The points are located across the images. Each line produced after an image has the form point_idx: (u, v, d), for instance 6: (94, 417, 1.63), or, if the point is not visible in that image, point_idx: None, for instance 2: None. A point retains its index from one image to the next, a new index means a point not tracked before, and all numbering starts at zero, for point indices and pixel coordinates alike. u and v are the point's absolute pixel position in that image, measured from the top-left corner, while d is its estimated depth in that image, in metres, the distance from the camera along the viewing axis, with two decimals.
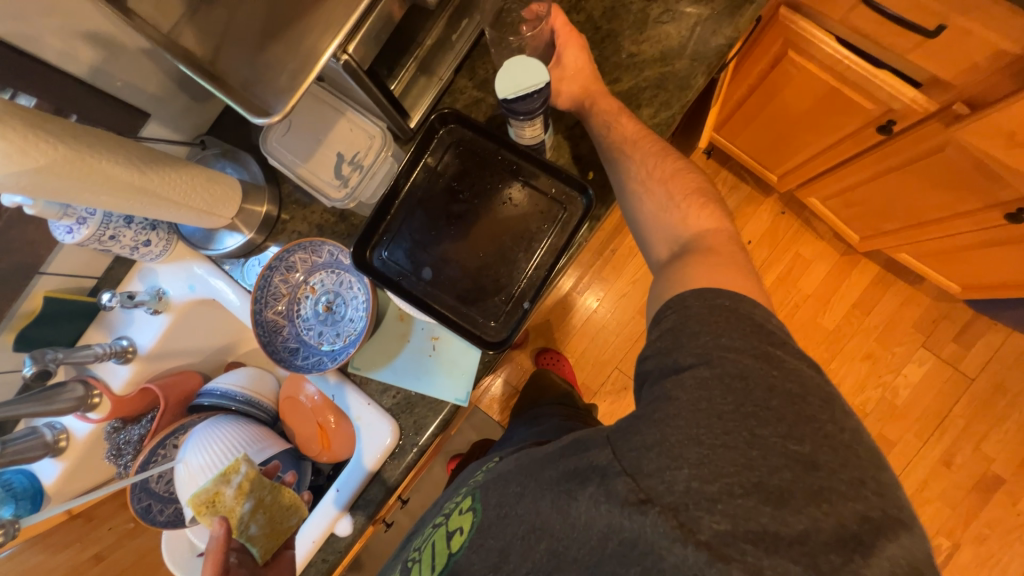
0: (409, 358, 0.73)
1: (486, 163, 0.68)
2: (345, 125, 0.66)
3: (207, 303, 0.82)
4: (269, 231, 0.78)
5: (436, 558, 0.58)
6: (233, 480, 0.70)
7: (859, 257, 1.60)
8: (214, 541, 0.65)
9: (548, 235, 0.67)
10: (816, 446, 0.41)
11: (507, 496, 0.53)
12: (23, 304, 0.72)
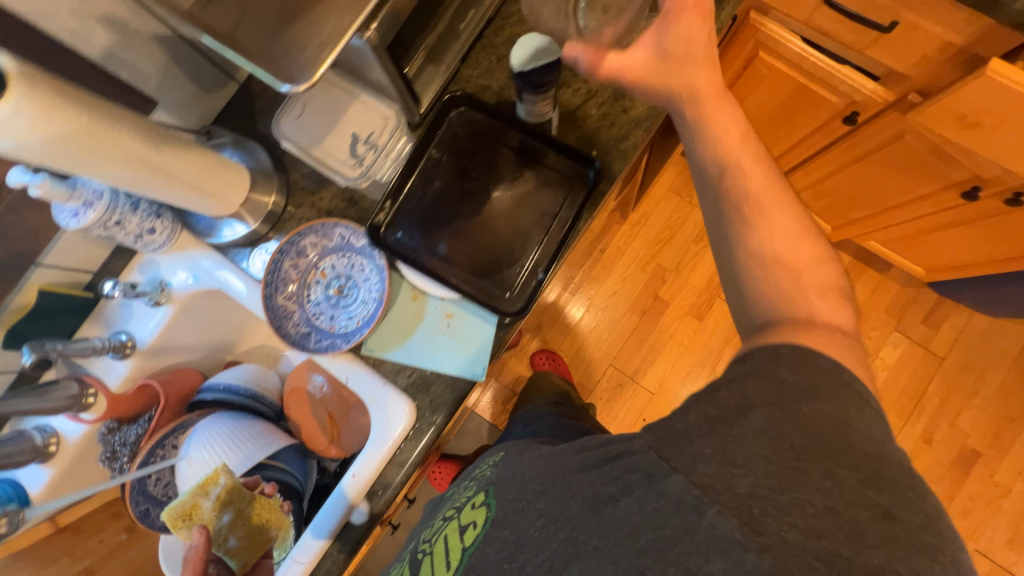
0: (424, 336, 0.73)
1: (497, 143, 0.71)
2: (358, 107, 0.70)
3: (211, 294, 0.80)
4: (274, 222, 0.78)
5: (449, 551, 0.57)
6: (210, 493, 0.68)
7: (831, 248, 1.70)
8: (193, 551, 0.66)
9: (560, 208, 0.70)
10: (896, 501, 0.41)
11: (527, 492, 0.52)
12: (16, 298, 0.69)
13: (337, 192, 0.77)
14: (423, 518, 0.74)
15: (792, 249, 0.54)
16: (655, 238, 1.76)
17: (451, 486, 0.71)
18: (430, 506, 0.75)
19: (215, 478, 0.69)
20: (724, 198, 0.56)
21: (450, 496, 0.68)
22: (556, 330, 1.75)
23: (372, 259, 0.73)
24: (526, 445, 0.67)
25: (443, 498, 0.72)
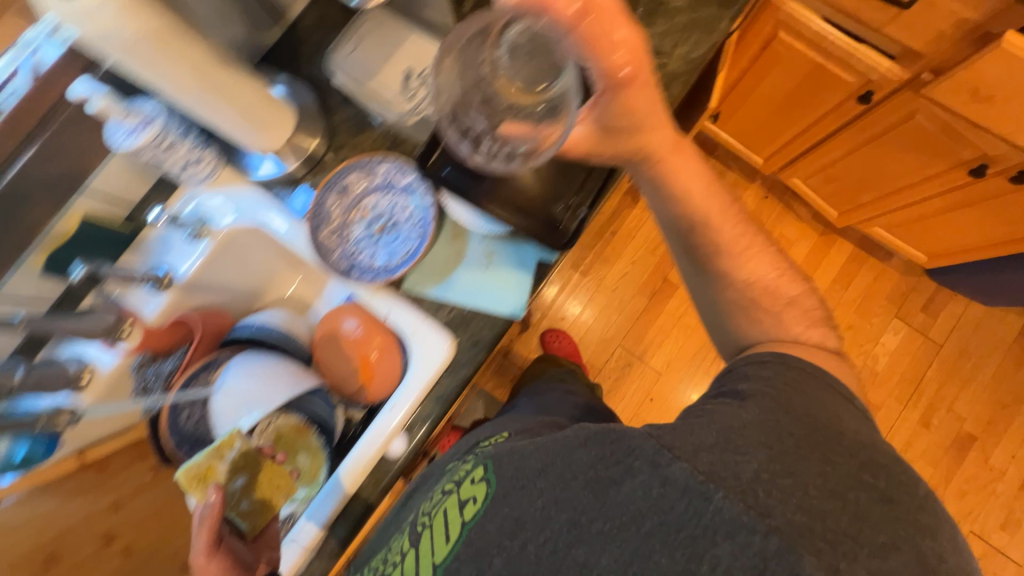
0: (465, 273, 0.74)
1: None
2: (412, 44, 0.73)
3: (249, 232, 0.80)
4: (312, 167, 0.79)
5: (449, 524, 0.60)
6: (227, 454, 0.69)
7: (835, 236, 1.74)
8: (208, 510, 0.66)
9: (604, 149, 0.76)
10: (889, 483, 0.50)
11: (528, 471, 0.55)
12: (58, 223, 0.69)
13: (380, 135, 0.79)
14: (419, 486, 0.78)
15: (758, 275, 0.66)
16: None
17: (447, 459, 0.76)
18: (423, 476, 0.79)
19: (232, 440, 0.70)
20: (692, 247, 0.66)
21: (447, 467, 0.73)
22: (566, 309, 1.77)
23: (421, 196, 0.74)
24: (520, 425, 0.72)
25: (441, 465, 0.76)
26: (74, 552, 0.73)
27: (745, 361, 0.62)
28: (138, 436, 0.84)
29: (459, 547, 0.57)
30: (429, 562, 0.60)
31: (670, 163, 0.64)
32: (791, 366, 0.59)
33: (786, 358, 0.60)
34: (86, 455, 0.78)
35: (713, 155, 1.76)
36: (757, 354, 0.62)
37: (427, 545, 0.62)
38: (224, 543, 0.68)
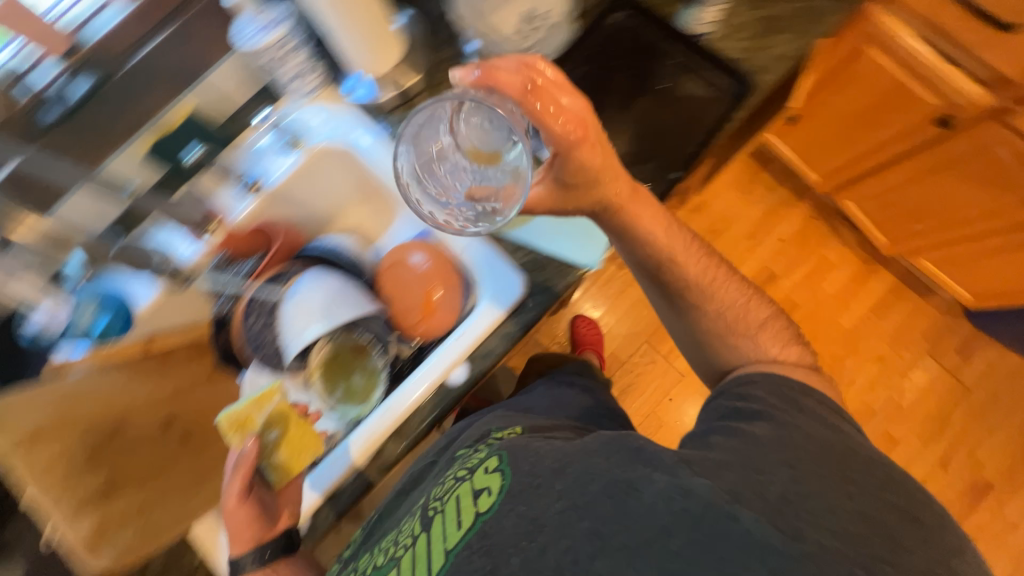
0: (548, 221, 0.77)
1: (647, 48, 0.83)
2: None
3: (340, 152, 0.81)
4: (401, 102, 0.81)
5: (461, 512, 0.60)
6: (267, 407, 0.71)
7: (877, 266, 1.73)
8: (244, 459, 0.69)
9: (707, 110, 0.82)
10: (912, 502, 0.51)
11: (541, 467, 0.57)
12: (168, 113, 0.72)
13: None
14: (428, 462, 0.81)
15: (727, 303, 0.68)
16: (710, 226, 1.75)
17: (456, 441, 0.78)
18: (433, 452, 0.82)
19: (271, 394, 0.72)
20: (667, 287, 0.67)
21: (455, 453, 0.74)
22: (598, 296, 1.78)
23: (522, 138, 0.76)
24: (532, 421, 0.74)
25: (453, 443, 0.79)
26: (126, 440, 0.68)
27: (733, 381, 0.64)
28: None
29: (471, 537, 0.56)
30: (440, 548, 0.59)
31: (631, 211, 0.64)
32: (774, 390, 0.60)
33: (752, 378, 0.63)
34: (154, 343, 0.77)
35: (767, 169, 1.77)
36: (743, 376, 0.64)
37: (437, 533, 0.61)
38: (254, 491, 0.70)
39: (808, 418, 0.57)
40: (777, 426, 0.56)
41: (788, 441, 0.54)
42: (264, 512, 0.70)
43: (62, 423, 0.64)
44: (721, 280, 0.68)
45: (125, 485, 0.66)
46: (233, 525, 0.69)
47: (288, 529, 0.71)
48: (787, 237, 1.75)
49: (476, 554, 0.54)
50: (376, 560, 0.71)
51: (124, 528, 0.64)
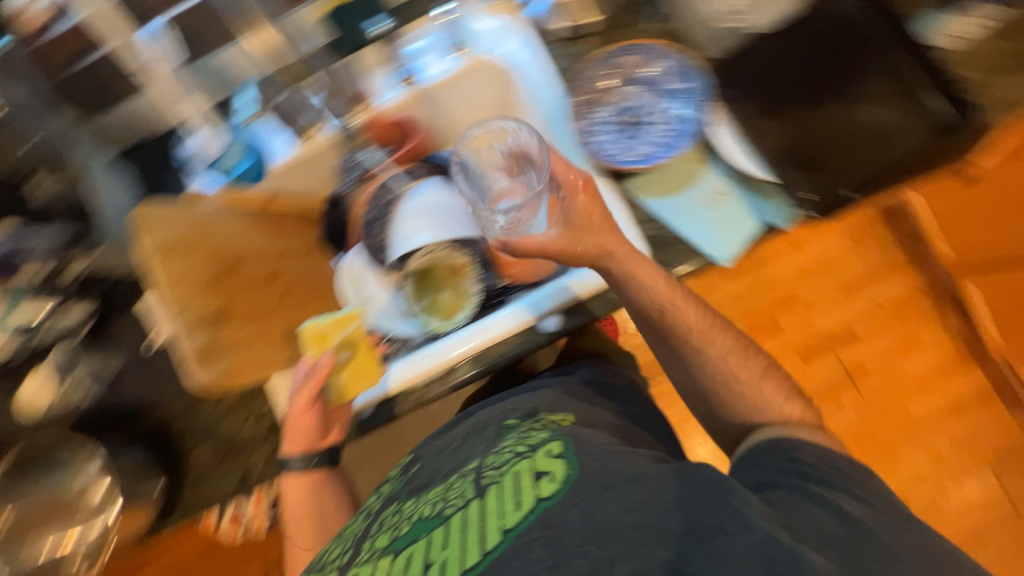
0: (689, 201, 0.71)
1: (853, 45, 0.68)
2: None
3: (500, 70, 0.77)
4: (572, 35, 0.79)
5: (518, 493, 0.59)
6: (351, 326, 0.77)
7: (972, 364, 1.56)
8: (318, 369, 0.75)
9: (907, 139, 0.66)
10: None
11: (614, 472, 0.58)
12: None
13: (657, 33, 0.77)
14: (466, 433, 0.78)
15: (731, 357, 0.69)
16: (806, 265, 1.57)
17: (496, 415, 0.79)
18: (469, 424, 0.81)
19: (351, 318, 0.78)
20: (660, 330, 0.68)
21: (499, 424, 0.75)
22: None
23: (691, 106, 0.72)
24: (581, 410, 0.76)
25: (495, 413, 0.80)
26: (239, 277, 0.74)
27: (768, 441, 0.63)
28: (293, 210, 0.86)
29: (530, 521, 0.55)
30: (495, 525, 0.56)
31: (630, 261, 0.65)
32: (824, 459, 0.59)
33: (788, 443, 0.61)
34: (273, 202, 0.78)
35: (891, 225, 1.55)
36: (780, 440, 0.62)
37: (491, 508, 0.58)
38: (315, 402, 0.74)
39: (878, 497, 0.56)
40: (858, 503, 0.55)
41: (855, 518, 0.53)
42: (321, 425, 0.77)
43: (192, 245, 0.70)
44: (710, 336, 0.68)
45: (232, 317, 0.71)
46: (291, 427, 0.75)
47: (334, 444, 0.80)
48: (883, 303, 1.57)
49: (536, 544, 0.53)
50: (400, 527, 0.64)
51: (222, 352, 0.69)
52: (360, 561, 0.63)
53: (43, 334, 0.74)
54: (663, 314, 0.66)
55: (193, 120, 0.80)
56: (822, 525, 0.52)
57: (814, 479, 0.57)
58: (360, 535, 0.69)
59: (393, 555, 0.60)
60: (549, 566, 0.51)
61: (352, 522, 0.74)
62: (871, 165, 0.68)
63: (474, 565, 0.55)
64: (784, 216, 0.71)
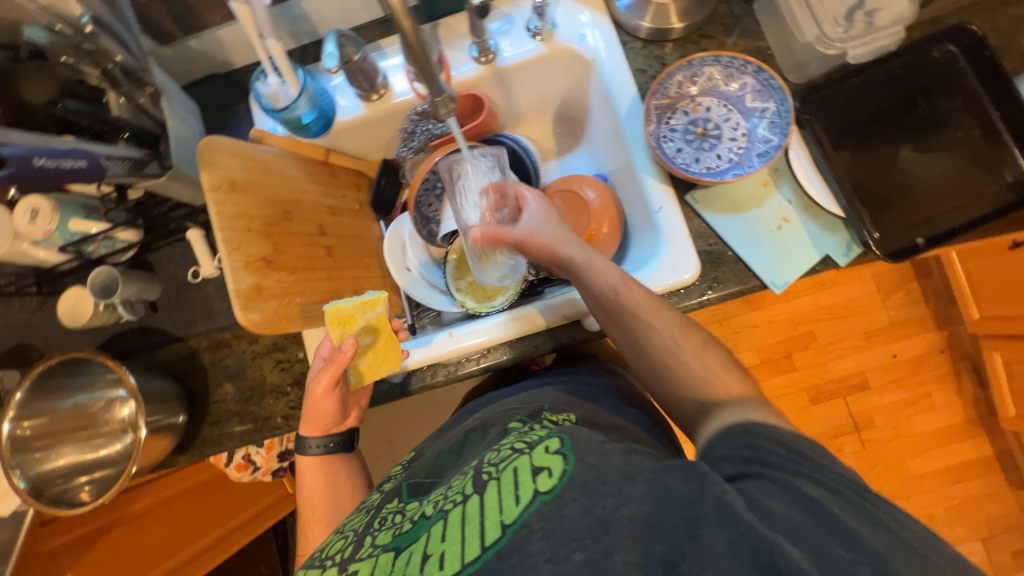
0: (751, 222, 0.70)
1: (947, 85, 0.66)
2: None
3: (577, 62, 0.78)
4: (654, 38, 0.75)
5: (518, 487, 0.46)
6: (370, 314, 0.72)
7: (979, 432, 1.53)
8: (338, 357, 0.68)
9: (988, 188, 0.64)
10: None
11: (609, 466, 0.45)
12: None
13: (744, 51, 0.74)
14: (467, 431, 0.68)
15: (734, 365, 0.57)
16: (829, 308, 1.55)
17: (496, 415, 0.68)
18: (472, 421, 0.71)
19: (377, 302, 0.73)
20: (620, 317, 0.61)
21: (504, 426, 0.62)
22: None
23: (771, 130, 0.69)
24: (587, 411, 0.65)
25: (499, 411, 0.69)
26: (292, 227, 0.72)
27: (731, 430, 0.48)
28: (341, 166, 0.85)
29: (530, 514, 0.44)
30: (496, 521, 0.45)
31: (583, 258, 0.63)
32: (780, 437, 0.45)
33: (745, 425, 0.47)
34: (331, 156, 0.82)
35: (919, 281, 1.53)
36: (735, 426, 0.48)
37: (490, 501, 0.46)
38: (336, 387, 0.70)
39: (829, 473, 0.43)
40: (828, 494, 0.41)
41: (848, 524, 0.39)
42: (340, 410, 0.73)
43: (251, 186, 0.67)
44: (654, 310, 0.59)
45: (283, 264, 0.68)
46: (311, 411, 0.71)
47: (352, 428, 0.77)
48: (901, 356, 1.54)
49: (536, 536, 0.43)
50: (403, 525, 0.53)
51: (272, 297, 0.65)
52: (361, 556, 0.51)
53: (92, 250, 0.72)
54: (608, 305, 0.61)
55: (265, 59, 0.66)
56: (816, 525, 0.39)
57: (770, 464, 0.44)
58: (362, 529, 0.56)
59: (395, 550, 0.49)
60: (548, 560, 0.41)
61: (353, 516, 0.61)
62: (942, 214, 0.65)
63: (476, 560, 0.44)
64: (849, 251, 0.67)
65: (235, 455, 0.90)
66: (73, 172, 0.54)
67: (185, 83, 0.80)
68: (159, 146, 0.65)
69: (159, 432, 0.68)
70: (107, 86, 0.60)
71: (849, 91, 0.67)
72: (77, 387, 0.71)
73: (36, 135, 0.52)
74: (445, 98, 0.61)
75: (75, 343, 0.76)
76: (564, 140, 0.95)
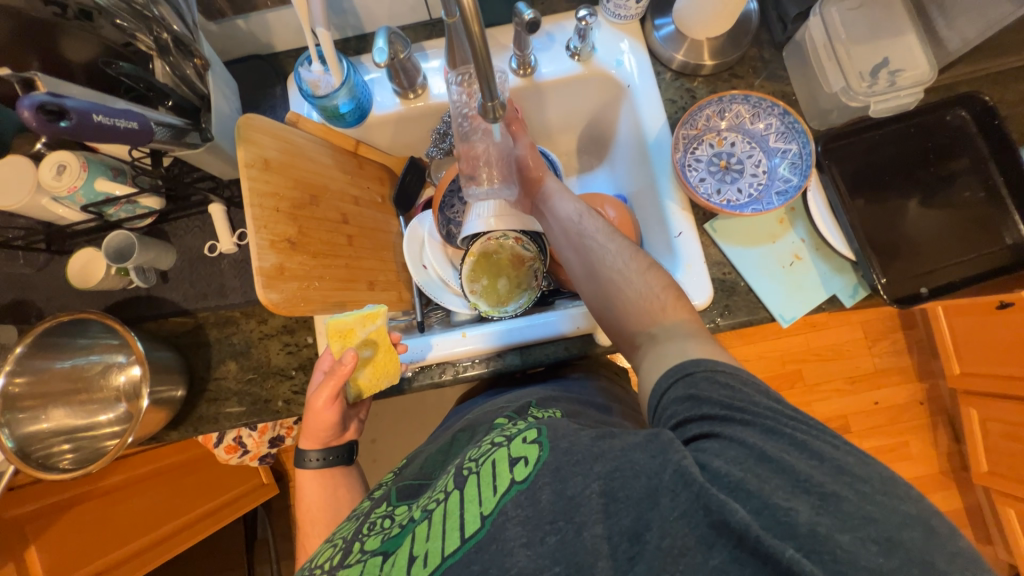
0: (765, 256, 0.73)
1: (956, 146, 0.70)
2: (904, 44, 0.69)
3: (611, 86, 0.81)
4: (686, 71, 0.79)
5: (496, 477, 0.49)
6: (370, 326, 0.71)
7: (952, 485, 1.57)
8: (337, 372, 0.67)
9: (990, 249, 0.68)
10: None
11: (580, 445, 0.49)
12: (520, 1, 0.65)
13: (770, 93, 0.77)
14: (455, 433, 0.70)
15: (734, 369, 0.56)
16: (818, 349, 1.59)
17: (483, 415, 0.69)
18: (461, 423, 0.72)
19: (376, 315, 0.72)
20: (581, 248, 0.68)
21: (489, 424, 0.64)
22: None
23: (792, 170, 0.72)
24: (573, 406, 0.66)
25: (486, 411, 0.70)
26: (316, 212, 0.72)
27: (672, 378, 0.50)
28: (368, 158, 0.85)
29: (507, 502, 0.47)
30: (475, 513, 0.47)
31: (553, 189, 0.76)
32: (717, 377, 0.49)
33: (685, 367, 0.50)
34: (359, 148, 0.83)
35: (906, 331, 1.58)
36: (672, 368, 0.51)
37: (470, 494, 0.49)
38: (336, 401, 0.70)
39: (766, 407, 0.46)
40: (763, 433, 0.44)
41: (787, 460, 0.42)
42: (339, 423, 0.73)
43: (283, 166, 0.68)
44: (610, 236, 0.67)
45: (304, 247, 0.68)
46: (312, 424, 0.71)
47: (351, 440, 0.78)
48: (883, 403, 1.58)
49: (512, 522, 0.46)
50: (391, 530, 0.53)
51: (292, 278, 0.65)
52: (349, 562, 0.51)
53: (113, 215, 0.71)
54: (571, 229, 0.71)
55: (314, 47, 0.67)
56: (753, 475, 0.42)
57: (713, 417, 0.46)
58: (351, 536, 0.56)
59: (383, 554, 0.50)
60: (524, 544, 0.44)
61: (342, 524, 0.60)
62: (943, 266, 0.68)
63: (455, 552, 0.46)
64: (856, 293, 0.70)
65: (225, 436, 0.89)
66: (127, 134, 0.47)
67: (225, 60, 0.81)
68: (200, 119, 0.65)
69: (159, 406, 0.67)
70: (156, 53, 0.60)
71: (866, 142, 0.71)
72: (80, 347, 0.69)
73: (97, 95, 0.52)
74: (496, 104, 0.52)
75: (80, 305, 0.74)
76: (586, 159, 0.98)
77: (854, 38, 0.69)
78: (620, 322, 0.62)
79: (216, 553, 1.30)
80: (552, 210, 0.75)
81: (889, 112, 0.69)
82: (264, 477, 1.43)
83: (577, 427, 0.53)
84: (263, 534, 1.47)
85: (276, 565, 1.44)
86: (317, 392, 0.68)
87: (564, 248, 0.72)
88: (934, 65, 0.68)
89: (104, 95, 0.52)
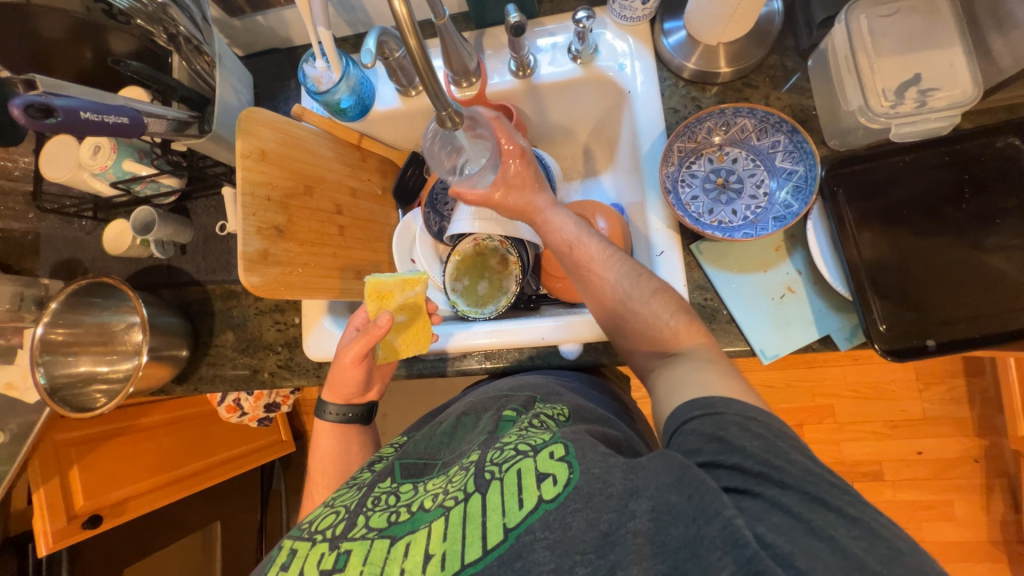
0: (755, 285, 0.67)
1: (1016, 179, 0.59)
2: (946, 57, 0.60)
3: (613, 91, 0.77)
4: (698, 80, 0.73)
5: (523, 490, 0.47)
6: (409, 292, 0.74)
7: (1001, 558, 1.37)
8: (371, 330, 0.69)
9: None
10: None
11: (614, 475, 0.46)
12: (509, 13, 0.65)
13: (786, 106, 0.70)
14: (459, 416, 0.71)
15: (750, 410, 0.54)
16: (857, 386, 1.43)
17: (487, 399, 0.70)
18: (463, 405, 0.73)
19: (417, 281, 0.75)
20: (575, 266, 0.70)
21: (498, 411, 0.64)
22: None
23: (794, 195, 0.67)
24: (577, 401, 0.64)
25: (488, 397, 0.71)
26: (310, 202, 0.75)
27: (699, 409, 0.50)
28: (368, 151, 0.88)
29: (535, 521, 0.45)
30: (499, 523, 0.46)
31: (538, 221, 0.75)
32: (747, 425, 0.47)
33: (714, 404, 0.49)
34: (362, 142, 0.86)
35: (964, 379, 1.38)
36: (701, 401, 0.50)
37: (493, 502, 0.48)
38: (364, 359, 0.72)
39: (801, 474, 0.44)
40: (802, 501, 0.42)
41: (825, 533, 0.40)
42: (363, 382, 0.76)
43: (280, 158, 0.72)
44: (610, 261, 0.67)
45: (292, 235, 0.72)
46: (340, 377, 0.74)
47: (372, 401, 0.80)
48: (926, 454, 1.40)
49: (541, 544, 0.44)
50: (399, 513, 0.53)
51: (275, 264, 0.69)
52: (353, 536, 0.52)
53: (139, 190, 0.80)
54: (568, 251, 0.71)
55: (315, 45, 0.69)
56: (800, 551, 0.39)
57: (748, 472, 0.44)
58: (355, 507, 0.56)
59: (391, 538, 0.50)
60: (552, 570, 0.42)
61: (342, 492, 0.61)
62: (980, 316, 0.59)
63: (476, 562, 0.45)
64: (853, 337, 0.64)
65: (227, 397, 1.00)
66: (116, 128, 0.56)
67: (249, 53, 0.88)
68: (206, 111, 0.73)
69: (160, 361, 0.75)
70: (173, 49, 0.69)
71: (896, 168, 0.63)
72: (104, 307, 0.80)
73: (94, 91, 0.59)
74: (451, 111, 0.56)
75: (118, 268, 0.85)
76: (592, 160, 0.94)
77: (884, 52, 0.61)
78: (635, 350, 0.64)
79: (233, 497, 1.43)
80: (543, 235, 0.75)
81: (916, 136, 0.62)
82: (284, 434, 1.54)
83: (606, 452, 0.49)
84: (276, 485, 1.62)
85: (285, 514, 1.59)
86: (347, 348, 0.70)
87: (567, 272, 0.72)
88: (977, 82, 0.59)
89: (103, 93, 0.59)
